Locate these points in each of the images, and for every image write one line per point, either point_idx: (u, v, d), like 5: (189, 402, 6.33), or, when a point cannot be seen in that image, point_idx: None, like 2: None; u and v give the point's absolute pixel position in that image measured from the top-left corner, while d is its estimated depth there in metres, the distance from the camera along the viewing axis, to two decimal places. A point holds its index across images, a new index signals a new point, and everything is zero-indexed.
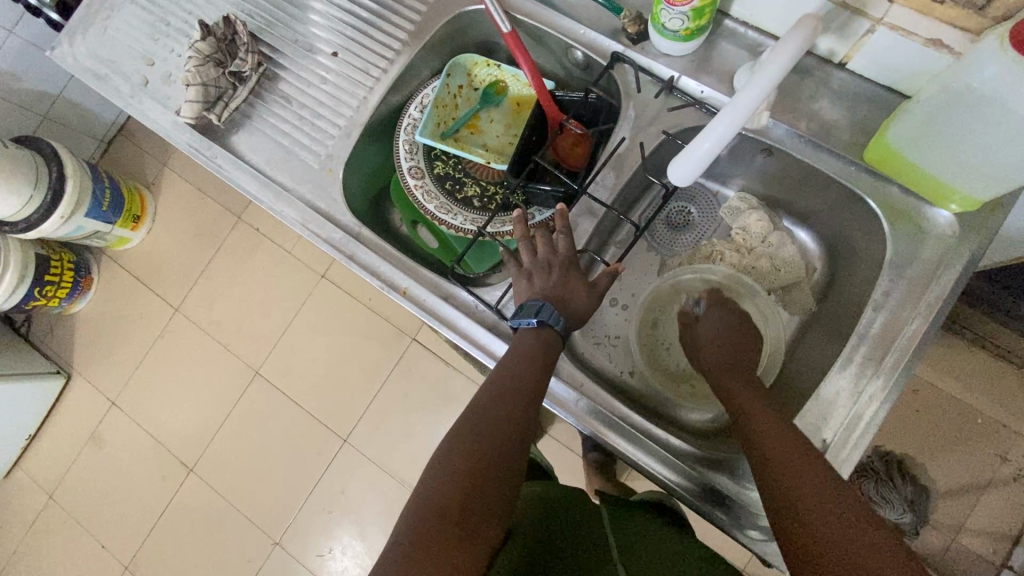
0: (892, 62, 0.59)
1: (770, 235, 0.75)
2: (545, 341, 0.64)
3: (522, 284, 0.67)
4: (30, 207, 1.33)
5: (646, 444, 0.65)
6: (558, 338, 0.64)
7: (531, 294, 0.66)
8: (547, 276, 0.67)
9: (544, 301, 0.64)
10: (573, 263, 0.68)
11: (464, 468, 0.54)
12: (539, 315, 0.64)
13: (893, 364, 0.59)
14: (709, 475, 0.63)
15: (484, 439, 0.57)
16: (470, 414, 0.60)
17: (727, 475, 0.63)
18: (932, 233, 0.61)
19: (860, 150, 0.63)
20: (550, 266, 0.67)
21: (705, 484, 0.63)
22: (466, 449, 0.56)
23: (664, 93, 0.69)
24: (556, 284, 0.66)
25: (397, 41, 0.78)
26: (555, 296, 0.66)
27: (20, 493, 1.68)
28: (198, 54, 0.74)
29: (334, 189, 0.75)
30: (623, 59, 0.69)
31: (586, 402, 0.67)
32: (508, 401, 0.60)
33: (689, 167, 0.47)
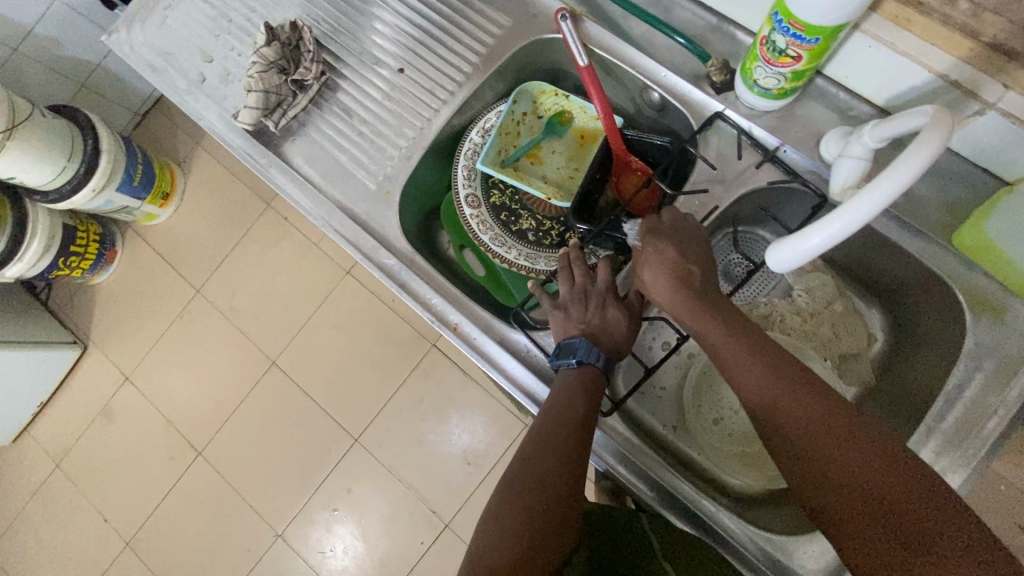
0: (995, 145, 0.56)
1: (835, 303, 0.73)
2: (586, 381, 0.59)
3: (559, 320, 0.64)
4: (63, 177, 1.31)
5: (664, 490, 0.64)
6: (599, 375, 0.60)
7: (569, 331, 0.63)
8: (584, 309, 0.63)
9: (581, 338, 0.60)
10: (614, 297, 0.64)
11: (515, 530, 0.50)
12: (578, 355, 0.60)
13: (963, 459, 0.57)
14: (734, 535, 0.62)
15: (533, 498, 0.52)
16: (516, 465, 0.55)
17: (764, 547, 0.60)
18: (1017, 328, 0.58)
19: (947, 231, 0.61)
20: (586, 297, 0.64)
21: (734, 544, 0.62)
22: (518, 512, 0.51)
23: (766, 162, 0.65)
24: (595, 319, 0.62)
25: (466, 64, 0.75)
26: (595, 333, 0.62)
27: (28, 459, 1.68)
28: (262, 60, 0.71)
29: (390, 213, 0.73)
30: (725, 118, 0.65)
31: (617, 449, 0.66)
32: (553, 451, 0.55)
33: (790, 261, 0.46)
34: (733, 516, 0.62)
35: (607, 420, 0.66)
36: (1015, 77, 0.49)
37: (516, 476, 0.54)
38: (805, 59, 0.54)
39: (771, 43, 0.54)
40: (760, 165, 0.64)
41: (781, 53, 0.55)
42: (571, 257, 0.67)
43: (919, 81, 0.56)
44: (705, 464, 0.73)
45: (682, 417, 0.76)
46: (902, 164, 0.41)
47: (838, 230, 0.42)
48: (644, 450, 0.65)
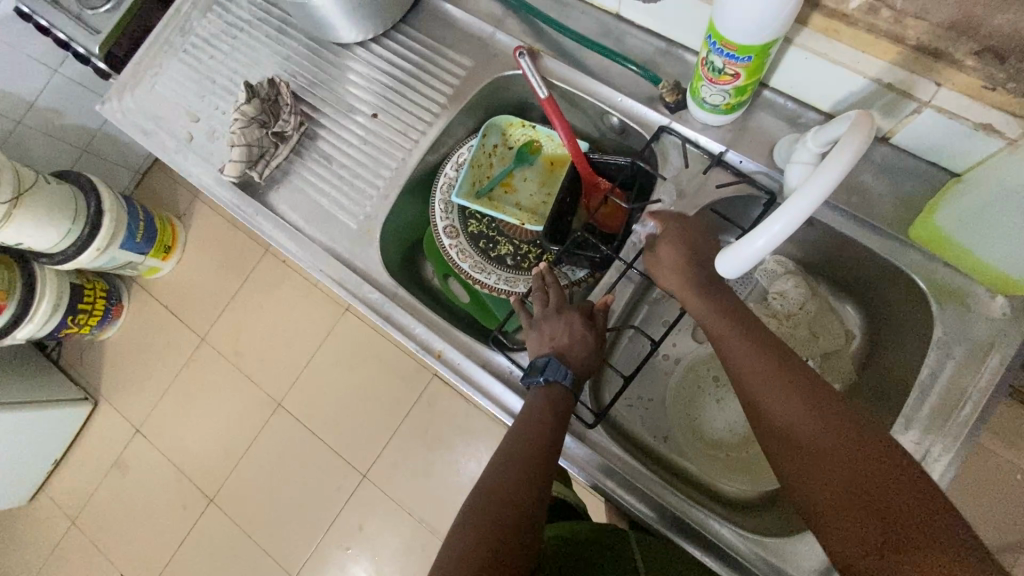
0: (937, 140, 0.59)
1: (809, 303, 0.74)
2: (553, 399, 0.62)
3: (533, 339, 0.67)
4: (68, 240, 1.37)
5: (656, 503, 0.64)
6: (567, 393, 0.62)
7: (541, 349, 0.65)
8: (556, 328, 0.66)
9: (549, 356, 0.63)
10: (583, 312, 0.67)
11: (481, 530, 0.52)
12: (545, 372, 0.62)
13: (943, 448, 0.57)
14: (730, 544, 0.61)
15: (499, 502, 0.54)
16: (486, 477, 0.58)
17: (756, 554, 0.60)
18: (982, 313, 0.59)
19: (905, 225, 0.63)
20: (559, 313, 0.67)
21: (726, 553, 0.61)
22: (486, 514, 0.54)
23: (712, 166, 0.68)
24: (565, 337, 0.65)
25: (435, 103, 0.79)
26: (562, 348, 0.64)
27: (44, 517, 1.70)
28: (243, 117, 0.76)
29: (371, 249, 0.76)
30: (668, 131, 0.69)
31: (606, 464, 0.66)
32: (521, 461, 0.57)
33: (741, 265, 0.49)
34: (727, 525, 0.62)
35: (590, 433, 0.67)
36: (943, 77, 0.52)
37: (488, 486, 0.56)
38: (743, 75, 0.57)
39: (710, 63, 0.58)
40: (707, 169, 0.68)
41: (720, 72, 0.58)
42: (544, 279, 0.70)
43: (857, 87, 0.59)
44: (696, 471, 0.74)
45: (670, 426, 0.76)
46: (823, 171, 0.45)
47: (776, 234, 0.46)
48: (631, 462, 0.66)
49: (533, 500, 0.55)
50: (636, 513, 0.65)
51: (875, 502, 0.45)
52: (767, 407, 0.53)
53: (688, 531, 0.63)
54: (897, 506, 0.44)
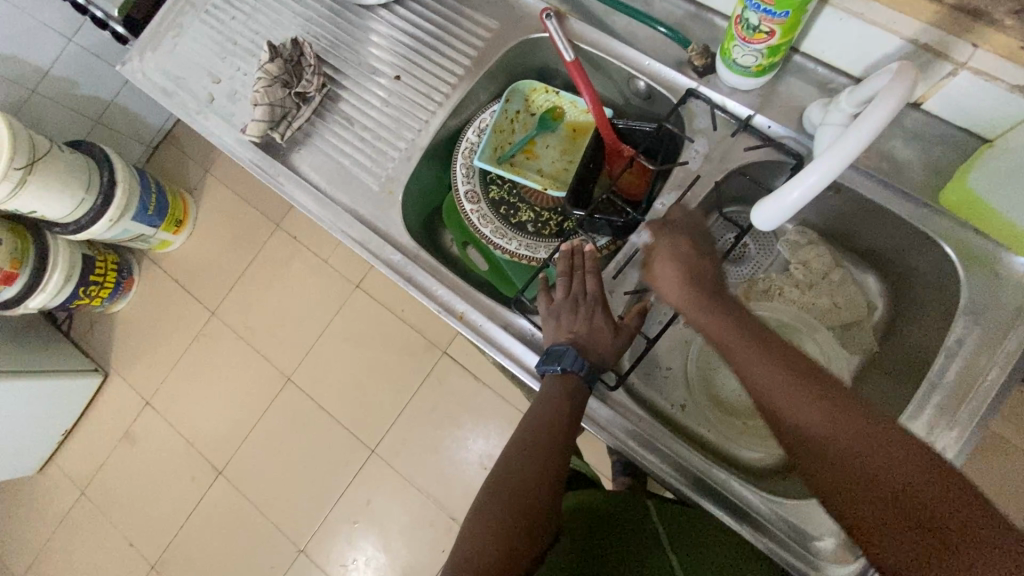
0: (971, 104, 0.58)
1: (832, 272, 0.74)
2: (570, 389, 0.62)
3: (551, 326, 0.66)
4: (81, 210, 1.37)
5: (680, 467, 0.64)
6: (582, 385, 0.62)
7: (557, 338, 0.64)
8: (574, 317, 0.65)
9: (568, 346, 0.62)
10: (602, 304, 0.66)
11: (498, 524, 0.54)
12: (562, 362, 0.62)
13: (968, 414, 0.57)
14: (753, 507, 0.62)
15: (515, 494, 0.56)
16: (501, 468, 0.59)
17: (780, 516, 0.61)
18: (1010, 280, 0.59)
19: (935, 193, 0.62)
20: (576, 306, 0.66)
21: (753, 518, 0.61)
22: (502, 507, 0.55)
23: (740, 130, 0.68)
24: (583, 328, 0.64)
25: (459, 66, 0.78)
26: (581, 341, 0.64)
27: (54, 486, 1.71)
28: (266, 75, 0.76)
29: (393, 211, 0.76)
30: (697, 95, 0.69)
31: (631, 428, 0.66)
32: (538, 451, 0.59)
33: (773, 217, 0.49)
34: (752, 489, 0.62)
35: (614, 396, 0.68)
36: (981, 36, 0.51)
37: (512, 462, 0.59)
38: (778, 34, 0.57)
39: (744, 21, 0.57)
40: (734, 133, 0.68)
41: (754, 31, 0.58)
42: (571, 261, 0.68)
43: (891, 49, 0.59)
44: (714, 439, 0.74)
45: (689, 395, 0.76)
46: (864, 122, 0.44)
47: (812, 185, 0.45)
48: (657, 426, 0.66)
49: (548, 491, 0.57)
50: (662, 478, 0.65)
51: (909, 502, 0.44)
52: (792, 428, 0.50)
53: (713, 498, 0.63)
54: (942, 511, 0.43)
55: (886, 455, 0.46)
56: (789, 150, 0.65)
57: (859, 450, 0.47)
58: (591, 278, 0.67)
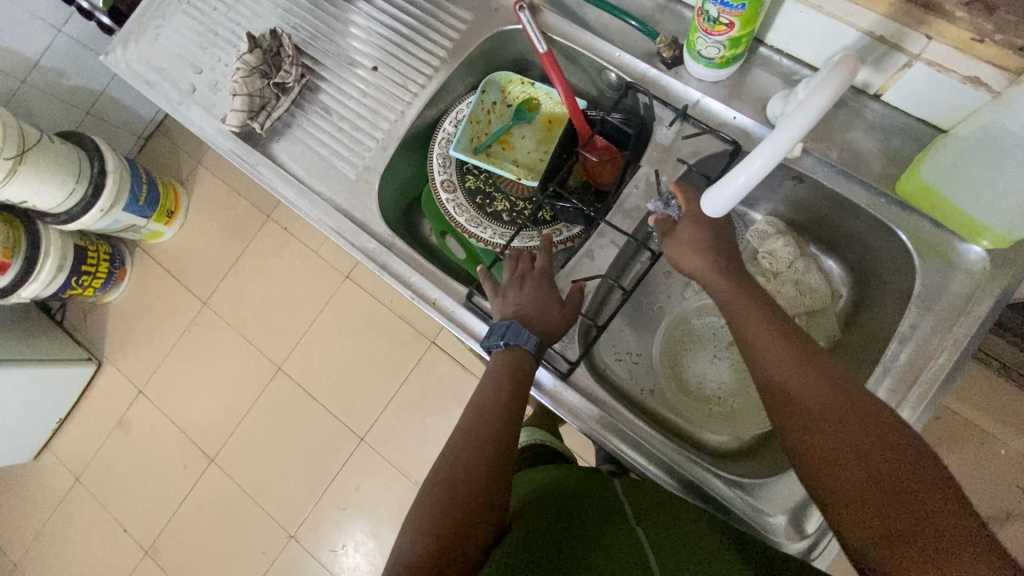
0: (927, 95, 0.60)
1: (796, 262, 0.76)
2: (516, 360, 0.64)
3: (497, 304, 0.68)
4: (72, 200, 1.38)
5: (656, 457, 0.67)
6: (526, 356, 0.64)
7: (503, 314, 0.66)
8: (519, 294, 0.67)
9: (511, 320, 0.64)
10: (547, 280, 0.69)
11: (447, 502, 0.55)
12: (505, 336, 0.64)
13: (919, 396, 0.59)
14: (725, 496, 0.64)
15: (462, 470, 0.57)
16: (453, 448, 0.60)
17: (739, 495, 0.63)
18: (963, 268, 0.61)
19: (893, 182, 0.64)
20: (522, 282, 0.68)
21: (716, 500, 0.64)
22: (452, 483, 0.57)
23: (680, 120, 0.70)
24: (529, 303, 0.66)
25: (436, 57, 0.80)
26: (525, 314, 0.65)
27: (49, 473, 1.74)
28: (245, 66, 0.77)
29: (369, 200, 0.77)
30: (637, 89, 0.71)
31: (602, 417, 0.69)
32: (485, 423, 0.61)
33: (722, 203, 0.51)
34: (726, 480, 0.64)
35: (586, 386, 0.70)
36: (932, 28, 0.52)
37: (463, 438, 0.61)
38: (738, 25, 0.58)
39: (705, 13, 0.59)
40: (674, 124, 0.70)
41: (715, 23, 0.59)
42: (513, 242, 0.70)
43: (849, 41, 0.60)
44: (682, 424, 0.76)
45: (657, 379, 0.79)
46: (806, 104, 0.45)
47: (757, 171, 0.47)
48: (630, 417, 0.68)
49: (495, 463, 0.58)
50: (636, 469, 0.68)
51: (898, 491, 0.45)
52: (801, 403, 0.52)
53: (690, 488, 0.66)
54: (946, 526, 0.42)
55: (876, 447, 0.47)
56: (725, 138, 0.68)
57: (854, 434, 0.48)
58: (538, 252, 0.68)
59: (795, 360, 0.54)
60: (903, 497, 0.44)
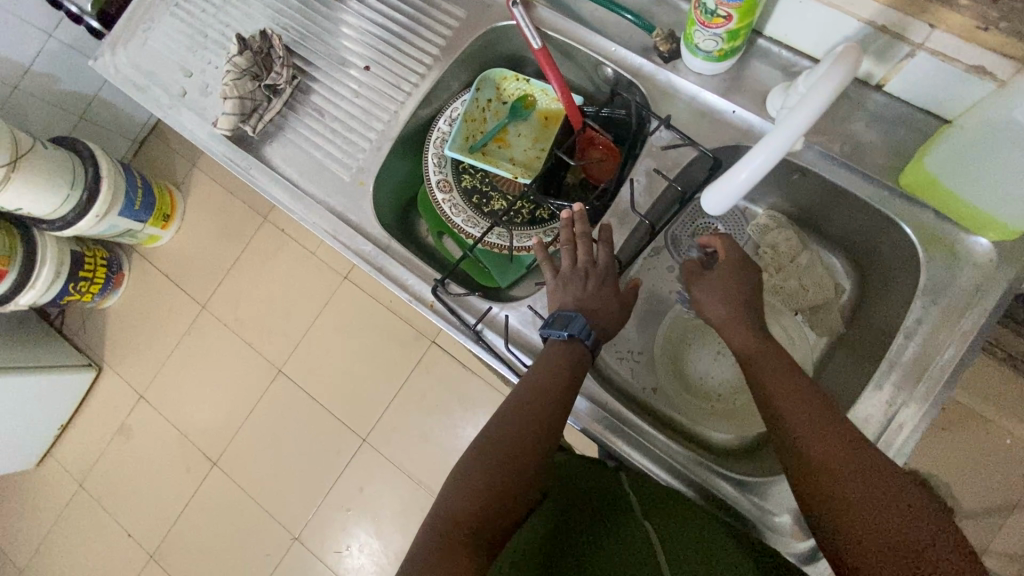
0: (931, 85, 0.58)
1: (800, 256, 0.75)
2: (572, 356, 0.61)
3: (558, 288, 0.66)
4: (67, 206, 1.37)
5: (665, 461, 0.66)
6: (584, 353, 0.62)
7: (563, 307, 0.64)
8: (583, 284, 0.65)
9: (577, 314, 0.62)
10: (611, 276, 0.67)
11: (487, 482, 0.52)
12: (570, 328, 0.62)
13: (925, 392, 0.58)
14: (732, 498, 0.63)
15: (502, 464, 0.54)
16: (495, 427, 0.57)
17: (745, 496, 0.62)
18: (969, 261, 0.60)
19: (896, 174, 0.62)
20: (586, 274, 0.66)
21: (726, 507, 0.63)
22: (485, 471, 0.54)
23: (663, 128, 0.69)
24: (587, 295, 0.65)
25: (428, 55, 0.78)
26: (589, 309, 0.64)
27: (52, 479, 1.74)
28: (235, 68, 0.75)
29: (364, 202, 0.76)
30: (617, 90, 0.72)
31: (607, 420, 0.68)
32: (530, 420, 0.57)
33: (721, 198, 0.48)
34: (732, 481, 0.63)
35: (592, 389, 0.69)
36: (935, 17, 0.51)
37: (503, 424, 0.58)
38: (736, 18, 0.57)
39: (702, 6, 0.58)
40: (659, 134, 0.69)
41: (712, 15, 0.58)
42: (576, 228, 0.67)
43: (850, 31, 0.59)
44: (685, 421, 0.75)
45: (659, 378, 0.78)
46: (810, 95, 0.44)
47: (757, 166, 0.45)
48: (636, 420, 0.67)
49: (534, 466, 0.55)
50: (644, 474, 0.67)
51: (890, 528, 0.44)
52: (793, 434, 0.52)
53: (698, 491, 0.65)
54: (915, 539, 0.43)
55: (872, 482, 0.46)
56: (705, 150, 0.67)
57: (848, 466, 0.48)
58: (604, 248, 0.66)
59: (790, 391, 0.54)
60: (894, 536, 0.43)
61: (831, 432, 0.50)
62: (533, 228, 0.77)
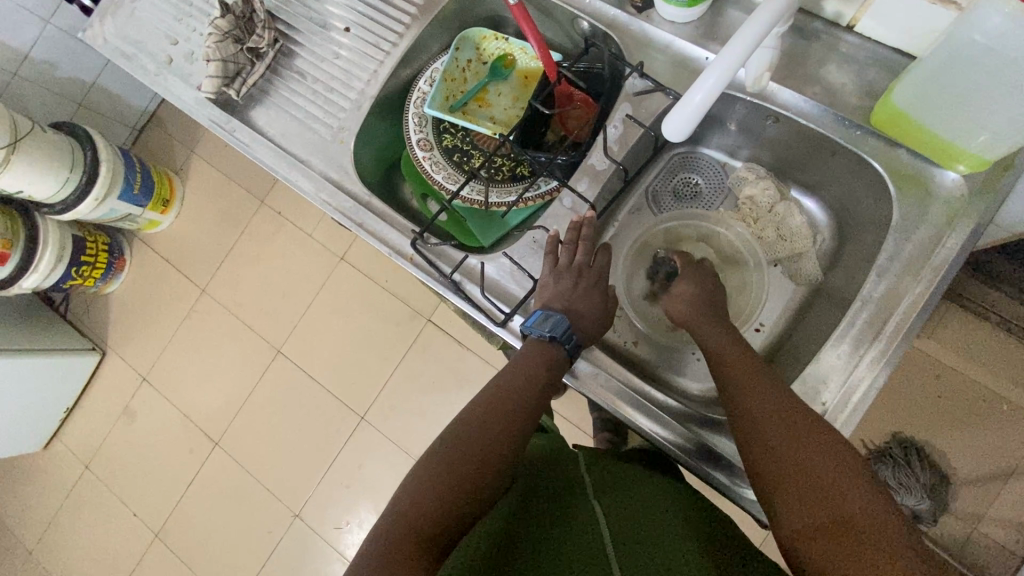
0: (898, 22, 0.58)
1: (777, 205, 0.74)
2: (547, 356, 0.64)
3: (546, 287, 0.67)
4: (67, 189, 1.40)
5: (667, 419, 0.66)
6: (564, 358, 0.64)
7: (549, 304, 0.66)
8: (570, 285, 0.67)
9: (562, 316, 0.64)
10: (599, 286, 0.70)
11: (444, 467, 0.55)
12: (553, 329, 0.63)
13: (898, 327, 0.58)
14: (730, 452, 0.64)
15: (473, 444, 0.57)
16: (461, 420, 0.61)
17: None
18: (940, 196, 0.60)
19: (867, 114, 0.63)
20: (578, 276, 0.68)
21: (723, 460, 0.64)
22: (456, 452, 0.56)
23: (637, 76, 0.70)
24: (573, 297, 0.67)
25: (407, 15, 0.79)
26: (573, 312, 0.66)
27: (59, 462, 1.77)
28: (217, 31, 0.77)
29: (346, 160, 0.77)
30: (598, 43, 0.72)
31: (606, 378, 0.69)
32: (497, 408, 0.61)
33: (681, 125, 0.47)
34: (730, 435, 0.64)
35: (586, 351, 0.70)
36: None
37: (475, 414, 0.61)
38: None
39: None
40: (647, 91, 0.69)
41: None
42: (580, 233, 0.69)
43: None
44: (665, 372, 0.77)
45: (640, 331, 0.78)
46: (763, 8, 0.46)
47: (712, 85, 0.45)
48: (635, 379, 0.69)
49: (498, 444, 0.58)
50: (645, 434, 0.67)
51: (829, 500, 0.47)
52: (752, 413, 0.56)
53: (695, 445, 0.65)
54: (853, 505, 0.46)
55: (820, 458, 0.49)
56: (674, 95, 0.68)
57: (799, 444, 0.51)
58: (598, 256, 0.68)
59: (753, 380, 0.58)
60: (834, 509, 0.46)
61: (786, 409, 0.54)
62: (513, 185, 0.78)
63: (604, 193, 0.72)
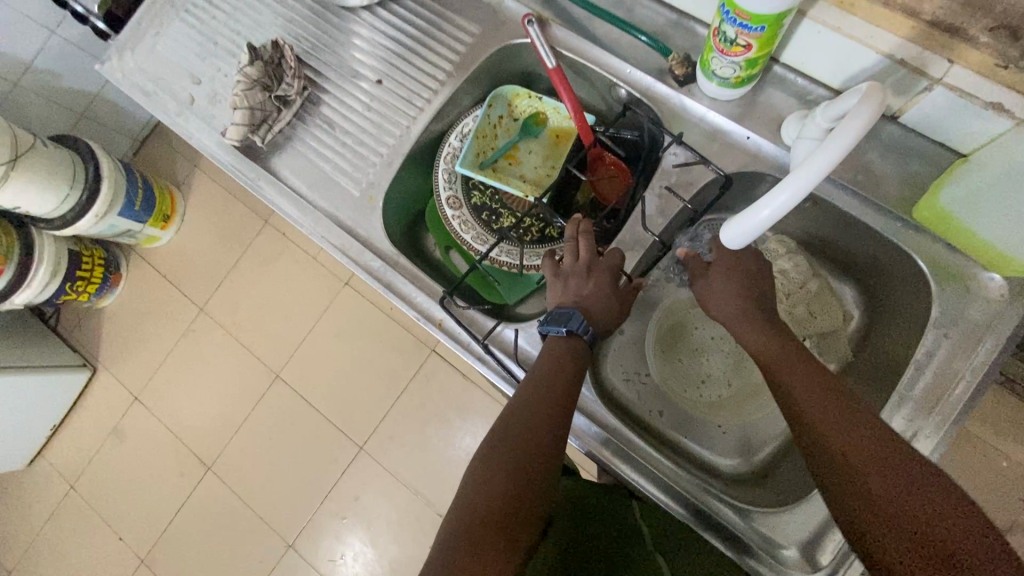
0: (945, 120, 0.58)
1: (809, 282, 0.75)
2: (574, 351, 0.62)
3: (558, 289, 0.67)
4: (67, 205, 1.34)
5: (657, 478, 0.66)
6: (585, 348, 0.63)
7: (563, 303, 0.65)
8: (582, 282, 0.66)
9: (574, 310, 0.63)
10: (614, 274, 0.67)
11: (503, 486, 0.52)
12: (568, 325, 0.62)
13: (937, 423, 0.58)
14: (727, 518, 0.63)
15: (515, 471, 0.53)
16: (501, 427, 0.57)
17: (742, 519, 0.63)
18: (980, 295, 0.60)
19: (909, 205, 0.63)
20: (588, 273, 0.66)
21: (717, 523, 0.64)
22: (500, 477, 0.52)
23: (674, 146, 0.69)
24: (589, 294, 0.65)
25: (441, 71, 0.78)
26: (587, 305, 0.65)
27: (42, 480, 1.72)
28: (246, 79, 0.74)
29: (375, 218, 0.76)
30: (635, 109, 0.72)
31: (606, 438, 0.69)
32: (538, 414, 0.57)
33: (745, 231, 0.52)
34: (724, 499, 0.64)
35: (591, 405, 0.70)
36: (956, 52, 0.51)
37: (511, 429, 0.56)
38: (755, 47, 0.57)
39: (722, 34, 0.58)
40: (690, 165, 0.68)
41: (732, 43, 0.58)
42: (579, 228, 0.69)
43: (869, 63, 0.58)
44: (693, 446, 0.76)
45: (667, 402, 0.78)
46: (835, 138, 0.46)
47: (784, 203, 0.48)
48: (635, 438, 0.68)
49: (542, 459, 0.54)
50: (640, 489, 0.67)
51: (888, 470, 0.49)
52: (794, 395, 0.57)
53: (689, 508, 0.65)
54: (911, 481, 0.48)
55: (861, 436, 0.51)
56: (718, 170, 0.67)
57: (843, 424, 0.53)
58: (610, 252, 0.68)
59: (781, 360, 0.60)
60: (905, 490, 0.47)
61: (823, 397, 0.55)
62: (541, 247, 0.77)
63: (636, 261, 0.72)
